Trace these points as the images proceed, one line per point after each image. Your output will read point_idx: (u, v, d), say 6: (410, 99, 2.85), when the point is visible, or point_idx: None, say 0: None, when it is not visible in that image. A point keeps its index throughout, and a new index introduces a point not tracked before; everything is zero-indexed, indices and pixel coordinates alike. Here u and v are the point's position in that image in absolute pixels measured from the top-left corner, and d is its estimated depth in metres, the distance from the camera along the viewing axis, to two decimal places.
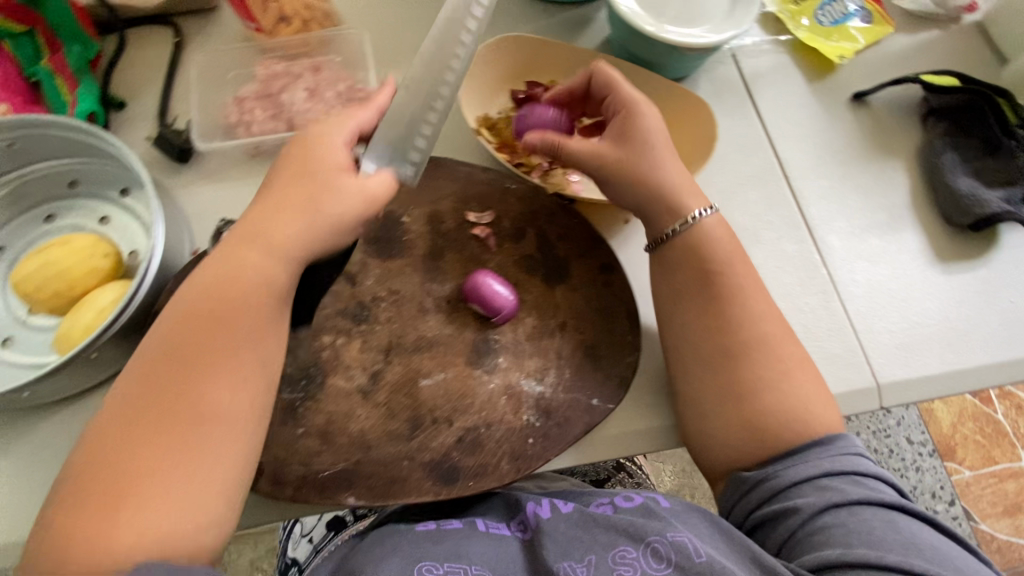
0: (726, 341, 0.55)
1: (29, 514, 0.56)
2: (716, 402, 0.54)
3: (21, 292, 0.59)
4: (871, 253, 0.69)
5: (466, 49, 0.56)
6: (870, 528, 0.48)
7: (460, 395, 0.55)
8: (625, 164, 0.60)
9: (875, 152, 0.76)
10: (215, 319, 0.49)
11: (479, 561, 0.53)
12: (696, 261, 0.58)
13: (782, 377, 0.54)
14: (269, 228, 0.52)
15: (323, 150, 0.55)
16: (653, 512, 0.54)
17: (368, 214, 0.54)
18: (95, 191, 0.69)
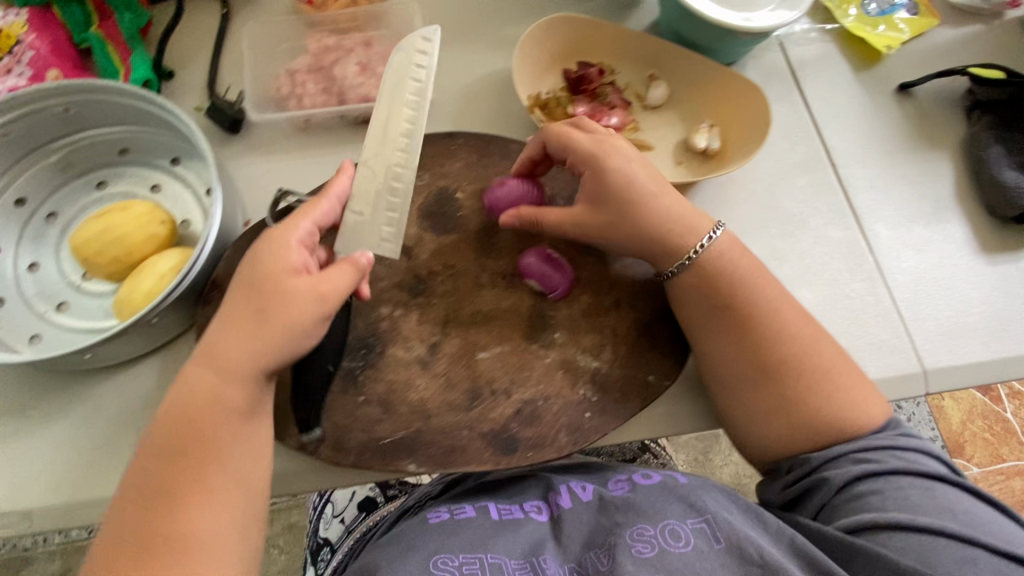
0: (763, 356, 0.52)
1: (87, 474, 0.57)
2: (758, 412, 0.52)
3: (79, 256, 0.59)
4: (917, 242, 0.70)
5: (409, 141, 0.58)
6: (907, 496, 0.48)
7: (518, 368, 0.56)
8: (618, 204, 0.56)
9: (919, 143, 0.76)
10: (186, 448, 0.46)
11: (497, 548, 0.53)
12: (719, 275, 0.55)
13: (827, 379, 0.52)
14: (222, 347, 0.48)
15: (272, 257, 0.50)
16: (672, 488, 0.55)
17: (322, 312, 0.50)
18: (145, 159, 0.69)
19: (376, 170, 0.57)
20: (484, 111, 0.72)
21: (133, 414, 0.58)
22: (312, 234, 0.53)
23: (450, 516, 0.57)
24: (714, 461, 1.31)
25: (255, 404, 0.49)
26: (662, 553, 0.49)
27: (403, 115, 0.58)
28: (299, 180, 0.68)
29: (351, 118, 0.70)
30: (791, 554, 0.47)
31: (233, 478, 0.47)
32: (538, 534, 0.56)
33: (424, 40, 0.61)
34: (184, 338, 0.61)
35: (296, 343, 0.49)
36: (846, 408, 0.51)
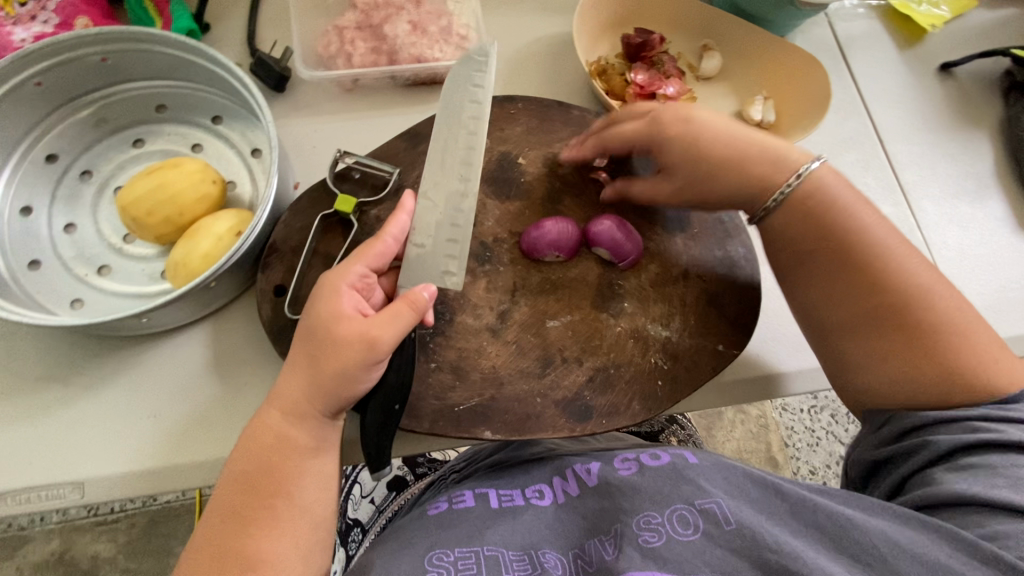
0: (885, 297, 0.49)
1: (131, 445, 0.54)
2: (881, 359, 0.49)
3: (128, 218, 0.56)
4: (961, 218, 0.71)
5: (471, 169, 0.57)
6: (1019, 476, 0.41)
7: (588, 336, 0.56)
8: (690, 163, 0.55)
9: (961, 122, 0.77)
10: (256, 485, 0.44)
11: (494, 538, 0.48)
12: (820, 212, 0.53)
13: (962, 328, 0.48)
14: (286, 387, 0.46)
15: (330, 299, 0.47)
16: (680, 472, 0.48)
17: (372, 359, 0.46)
18: (185, 117, 0.65)
19: (437, 200, 0.56)
20: (538, 75, 0.70)
21: (183, 382, 0.56)
22: (364, 276, 0.49)
23: (448, 506, 0.53)
24: (717, 437, 1.33)
25: (321, 442, 0.47)
26: (671, 542, 0.44)
27: (461, 140, 0.58)
28: (349, 142, 0.65)
29: (402, 79, 0.68)
30: (816, 526, 0.43)
31: (302, 510, 0.45)
32: (539, 521, 0.50)
33: (481, 58, 0.60)
34: (237, 304, 0.59)
35: (350, 390, 0.46)
36: (982, 362, 0.47)
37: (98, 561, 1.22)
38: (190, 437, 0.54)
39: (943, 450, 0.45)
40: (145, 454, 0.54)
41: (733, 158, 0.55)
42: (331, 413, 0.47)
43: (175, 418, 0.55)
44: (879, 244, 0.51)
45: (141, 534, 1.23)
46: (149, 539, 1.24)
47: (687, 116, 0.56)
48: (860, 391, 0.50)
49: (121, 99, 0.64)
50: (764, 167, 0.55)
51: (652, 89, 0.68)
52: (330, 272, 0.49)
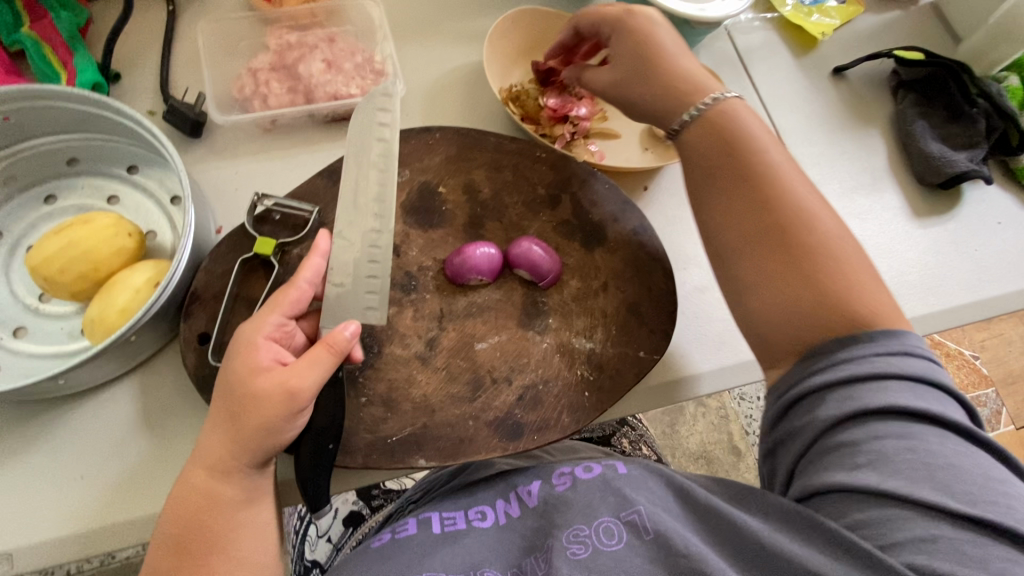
0: (774, 216, 0.52)
1: (57, 510, 0.52)
2: (775, 268, 0.51)
3: (40, 277, 0.55)
4: (860, 211, 0.77)
5: (385, 205, 0.58)
6: (884, 449, 0.41)
7: (516, 355, 0.57)
8: (630, 62, 0.60)
9: (855, 121, 0.83)
10: (181, 545, 0.44)
11: (434, 565, 0.48)
12: (719, 134, 0.56)
13: (840, 254, 0.50)
14: (206, 446, 0.46)
15: (245, 357, 0.47)
16: (609, 483, 0.50)
17: (294, 407, 0.46)
18: (99, 169, 0.65)
19: (353, 238, 0.57)
20: (455, 104, 0.72)
21: (110, 440, 0.55)
22: (281, 325, 0.50)
23: (391, 537, 0.54)
24: (680, 432, 1.36)
25: (252, 493, 0.47)
26: (596, 553, 0.45)
27: (373, 178, 0.59)
28: (271, 182, 0.66)
29: (320, 117, 0.69)
30: (728, 529, 0.44)
31: (236, 562, 0.45)
32: (480, 541, 0.51)
33: (385, 97, 0.61)
34: (163, 356, 0.58)
35: (275, 441, 0.46)
36: (854, 287, 0.48)
37: None
38: (122, 495, 0.53)
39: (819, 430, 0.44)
40: (73, 517, 0.52)
41: (668, 71, 0.59)
42: (258, 463, 0.46)
43: (105, 477, 0.54)
44: (769, 166, 0.54)
45: None
46: None
47: (644, 25, 0.60)
48: (747, 311, 0.52)
49: (29, 156, 0.63)
50: (687, 85, 0.59)
51: (564, 111, 0.71)
52: (244, 325, 0.49)
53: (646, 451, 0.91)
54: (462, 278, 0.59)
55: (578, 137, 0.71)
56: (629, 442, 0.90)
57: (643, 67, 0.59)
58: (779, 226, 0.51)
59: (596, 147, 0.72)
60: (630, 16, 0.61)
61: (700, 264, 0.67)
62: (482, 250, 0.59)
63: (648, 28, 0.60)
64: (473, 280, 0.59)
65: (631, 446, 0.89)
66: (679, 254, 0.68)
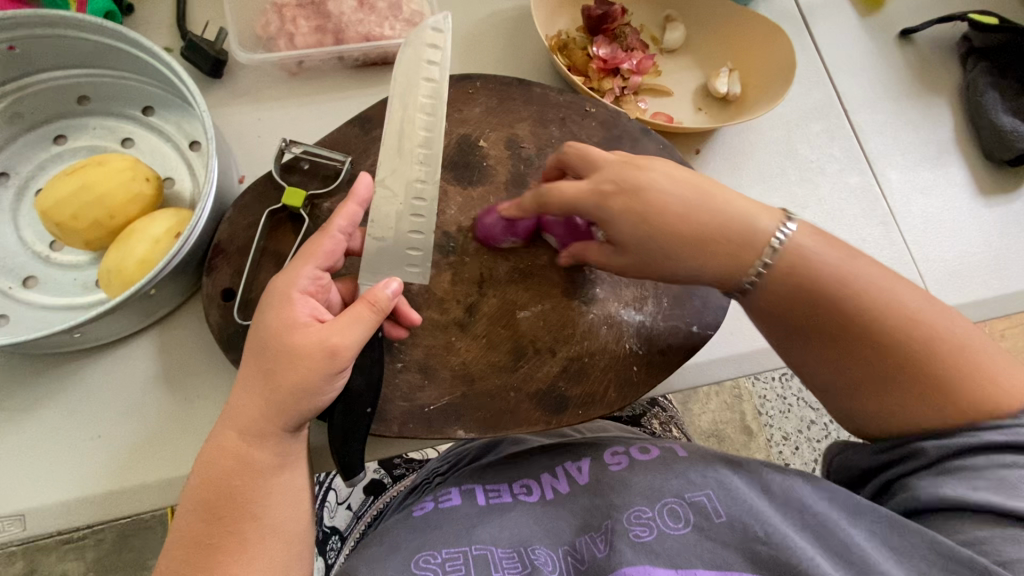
0: (881, 355, 0.44)
1: (73, 469, 0.50)
2: (890, 401, 0.44)
3: (52, 223, 0.51)
4: (924, 185, 0.72)
5: (429, 152, 0.53)
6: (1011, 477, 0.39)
7: (561, 326, 0.54)
8: (642, 240, 0.47)
9: (921, 89, 0.77)
10: (217, 506, 0.41)
11: (482, 536, 0.46)
12: (798, 275, 0.46)
13: (976, 359, 0.43)
14: (242, 408, 0.42)
15: (281, 310, 0.43)
16: (670, 465, 0.48)
17: (336, 367, 0.43)
18: (112, 109, 0.60)
19: (396, 188, 0.52)
20: (495, 52, 0.66)
21: (129, 397, 0.52)
22: (317, 278, 0.46)
23: (435, 506, 0.50)
24: (693, 410, 1.34)
25: (284, 458, 0.43)
26: (662, 536, 0.43)
27: (419, 123, 0.53)
28: (297, 130, 0.61)
29: (350, 60, 0.63)
30: (811, 524, 0.42)
31: (271, 528, 0.42)
32: (527, 516, 0.48)
33: (434, 33, 0.54)
34: (183, 313, 0.54)
35: (312, 402, 0.43)
36: (999, 393, 0.42)
37: None
38: (141, 456, 0.50)
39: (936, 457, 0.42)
40: (93, 478, 0.49)
41: (698, 226, 0.47)
42: (292, 426, 0.43)
43: (124, 438, 0.51)
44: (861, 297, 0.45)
45: (111, 550, 1.11)
46: (119, 555, 1.11)
47: (638, 189, 0.48)
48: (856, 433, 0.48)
49: (36, 91, 0.58)
50: (727, 241, 0.47)
51: (614, 63, 0.65)
52: (279, 275, 0.46)
53: (676, 432, 0.87)
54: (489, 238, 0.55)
55: (628, 93, 0.66)
56: (660, 423, 0.87)
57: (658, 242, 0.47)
58: (906, 357, 0.43)
59: (645, 105, 0.67)
60: (617, 189, 0.48)
61: None
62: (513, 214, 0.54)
63: (640, 194, 0.48)
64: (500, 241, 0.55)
65: (663, 428, 0.86)
66: None
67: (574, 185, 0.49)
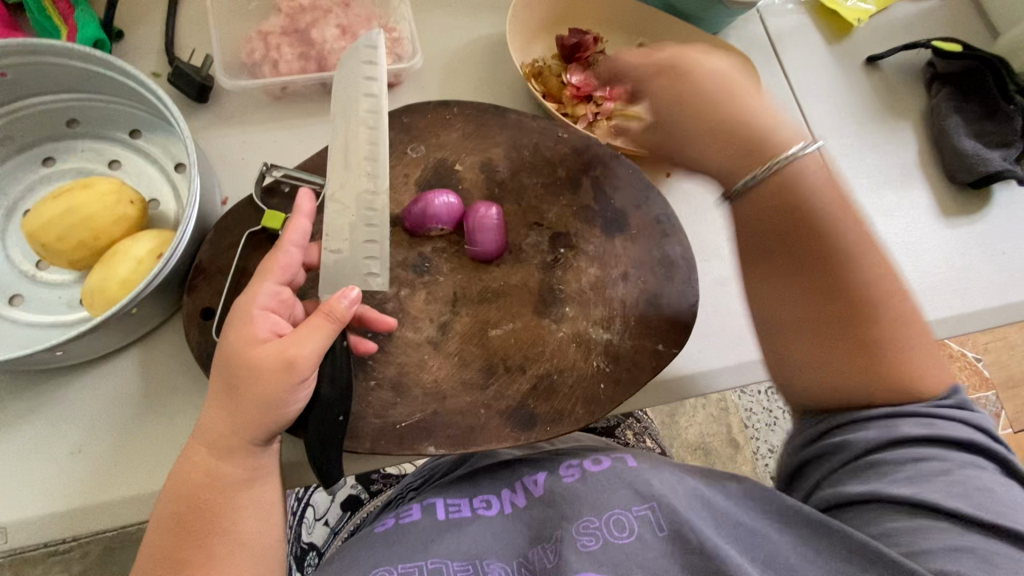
0: (841, 291, 0.47)
1: (53, 485, 0.51)
2: (834, 341, 0.47)
3: (37, 244, 0.53)
4: (889, 207, 0.74)
5: (377, 165, 0.54)
6: (924, 468, 0.42)
7: (531, 344, 0.56)
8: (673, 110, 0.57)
9: (887, 113, 0.80)
10: (183, 520, 0.42)
11: (440, 551, 0.48)
12: (788, 200, 0.50)
13: (911, 340, 0.46)
14: (205, 421, 0.44)
15: (242, 327, 0.45)
16: (620, 475, 0.50)
17: (297, 377, 0.44)
18: (100, 132, 0.62)
19: (346, 202, 0.54)
20: (474, 78, 0.69)
21: (109, 413, 0.53)
22: (277, 294, 0.48)
23: (395, 522, 0.52)
24: (679, 423, 1.35)
25: (254, 472, 0.45)
26: (608, 545, 0.45)
27: (363, 138, 0.54)
28: (280, 153, 0.63)
29: (333, 85, 0.66)
30: (745, 538, 0.43)
31: (239, 542, 0.43)
32: (485, 530, 0.50)
33: (369, 49, 0.56)
34: (164, 331, 0.56)
35: (278, 414, 0.44)
36: (925, 370, 0.46)
37: None
38: (120, 470, 0.52)
39: (857, 447, 0.45)
40: (72, 493, 0.51)
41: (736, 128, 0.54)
42: (262, 440, 0.45)
43: (103, 453, 0.52)
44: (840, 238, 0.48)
45: (96, 563, 1.11)
46: (104, 567, 1.11)
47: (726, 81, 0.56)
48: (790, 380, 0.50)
49: (26, 115, 0.60)
50: (748, 137, 0.53)
51: (588, 90, 0.68)
52: (241, 294, 0.48)
53: (651, 444, 0.89)
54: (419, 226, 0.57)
55: (602, 118, 0.68)
56: (634, 434, 0.88)
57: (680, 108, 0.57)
58: (846, 312, 0.47)
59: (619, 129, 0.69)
60: (658, 73, 0.58)
61: (721, 256, 0.66)
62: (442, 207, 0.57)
63: (734, 86, 0.56)
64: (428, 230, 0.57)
65: (636, 439, 0.87)
66: (703, 247, 0.66)
67: (635, 59, 0.60)
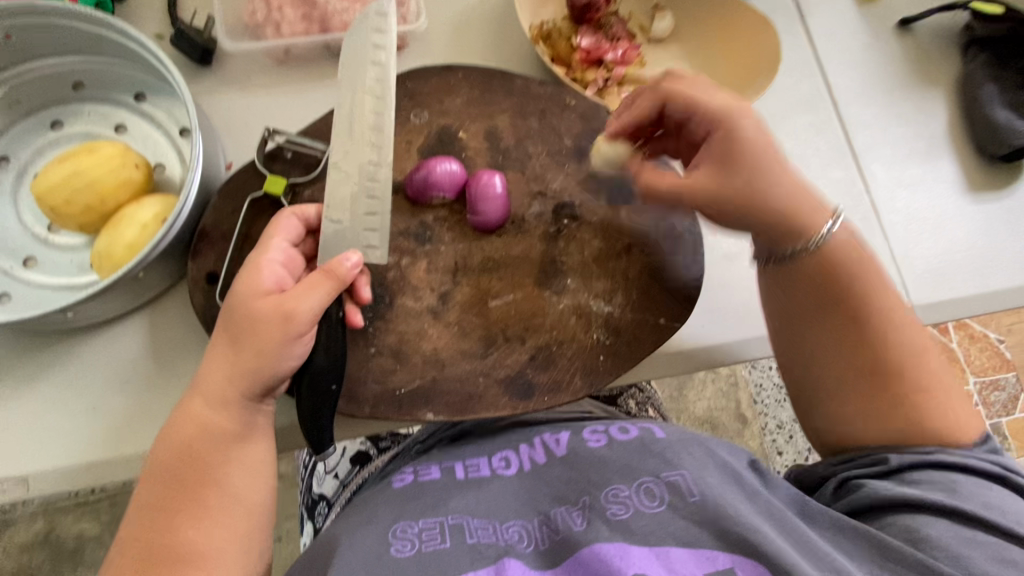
0: (872, 354, 0.48)
1: (68, 439, 0.53)
2: (864, 394, 0.48)
3: (46, 207, 0.53)
4: (911, 181, 0.71)
5: (382, 136, 0.54)
6: (959, 485, 0.44)
7: (531, 315, 0.55)
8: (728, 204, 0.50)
9: (916, 81, 0.75)
10: (178, 476, 0.44)
11: (457, 507, 0.49)
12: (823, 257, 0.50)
13: (932, 387, 0.48)
14: (209, 375, 0.46)
15: (246, 280, 0.47)
16: (648, 446, 0.50)
17: (295, 329, 0.45)
18: (106, 95, 0.62)
19: (350, 170, 0.53)
20: (480, 42, 0.67)
21: (120, 372, 0.55)
22: (286, 251, 0.49)
23: (413, 479, 0.53)
24: (688, 397, 1.35)
25: (247, 429, 0.46)
26: (637, 514, 0.45)
27: (368, 106, 0.54)
28: (283, 118, 0.63)
29: (336, 48, 0.64)
30: (775, 517, 0.44)
31: (232, 498, 0.45)
32: (505, 486, 0.51)
33: (378, 18, 0.55)
34: (171, 295, 0.57)
35: (273, 367, 0.45)
36: (957, 418, 0.47)
37: (84, 540, 1.16)
38: (132, 427, 0.54)
39: (893, 464, 0.46)
40: (89, 447, 0.53)
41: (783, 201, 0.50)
42: (256, 395, 0.46)
43: (115, 411, 0.54)
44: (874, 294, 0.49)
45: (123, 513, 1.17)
46: None
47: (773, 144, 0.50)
48: (825, 432, 0.51)
49: (34, 78, 0.60)
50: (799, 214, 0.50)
51: (598, 54, 0.65)
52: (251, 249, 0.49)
53: (655, 414, 0.82)
54: (420, 193, 0.57)
55: (612, 84, 0.66)
56: (638, 403, 0.82)
57: (754, 184, 0.49)
58: (875, 368, 0.48)
59: (629, 96, 0.67)
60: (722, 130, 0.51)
61: None
62: (447, 172, 0.56)
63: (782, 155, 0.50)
64: (429, 197, 0.57)
65: (639, 407, 0.81)
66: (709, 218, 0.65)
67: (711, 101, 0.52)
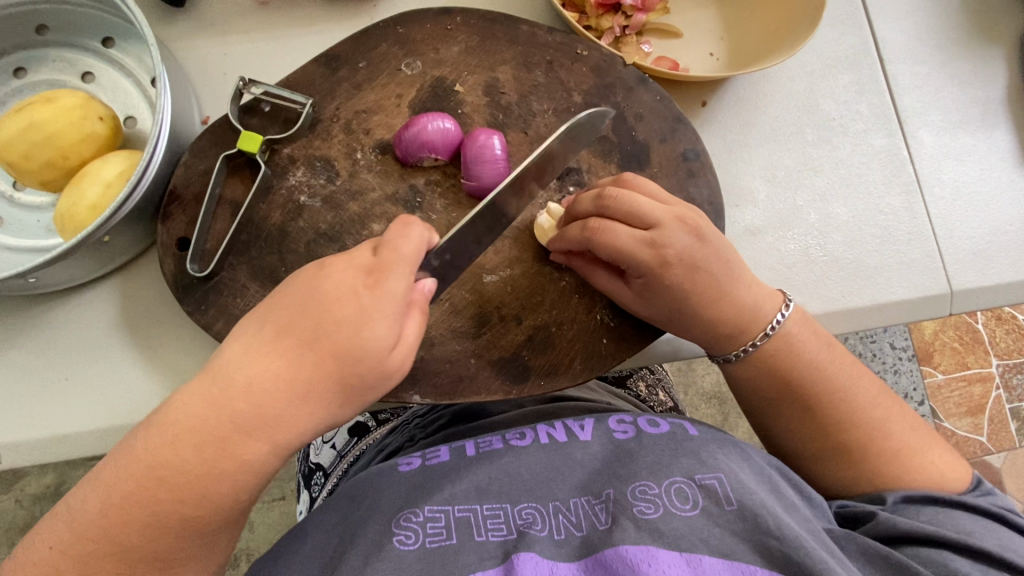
0: (836, 436, 0.47)
1: (39, 408, 0.51)
2: (843, 473, 0.47)
3: (3, 163, 0.49)
4: (962, 151, 0.63)
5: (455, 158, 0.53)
6: (961, 525, 0.41)
7: (530, 292, 0.51)
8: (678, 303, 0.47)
9: (978, 35, 0.65)
10: (181, 524, 0.35)
11: (462, 493, 0.45)
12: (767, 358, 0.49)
13: (903, 444, 0.46)
14: (288, 419, 0.35)
15: (386, 327, 0.36)
16: (681, 444, 0.47)
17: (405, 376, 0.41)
18: (71, 39, 0.56)
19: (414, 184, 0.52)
20: None
21: (92, 341, 0.52)
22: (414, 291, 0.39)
23: (422, 463, 0.49)
24: (696, 369, 1.30)
25: None
26: (668, 514, 0.42)
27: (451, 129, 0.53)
28: (263, 68, 0.57)
29: None
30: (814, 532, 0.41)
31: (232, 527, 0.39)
32: (518, 462, 0.47)
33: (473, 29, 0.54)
34: (144, 260, 0.53)
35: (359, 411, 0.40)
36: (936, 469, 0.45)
37: None
38: (105, 399, 0.51)
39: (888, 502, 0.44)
40: (62, 418, 0.50)
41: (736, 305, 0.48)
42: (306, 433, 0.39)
43: (88, 381, 0.51)
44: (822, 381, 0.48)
45: None
46: None
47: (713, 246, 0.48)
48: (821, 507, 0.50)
49: None
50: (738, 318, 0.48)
51: None
52: (384, 280, 0.37)
53: (665, 397, 0.78)
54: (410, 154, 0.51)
55: (630, 33, 0.59)
56: (647, 387, 0.78)
57: (697, 296, 0.47)
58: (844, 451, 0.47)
59: (649, 47, 0.61)
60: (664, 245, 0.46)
61: (755, 201, 0.59)
62: (438, 129, 0.50)
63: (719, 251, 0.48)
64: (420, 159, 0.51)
65: (649, 391, 0.77)
66: (733, 189, 0.59)
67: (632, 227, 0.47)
